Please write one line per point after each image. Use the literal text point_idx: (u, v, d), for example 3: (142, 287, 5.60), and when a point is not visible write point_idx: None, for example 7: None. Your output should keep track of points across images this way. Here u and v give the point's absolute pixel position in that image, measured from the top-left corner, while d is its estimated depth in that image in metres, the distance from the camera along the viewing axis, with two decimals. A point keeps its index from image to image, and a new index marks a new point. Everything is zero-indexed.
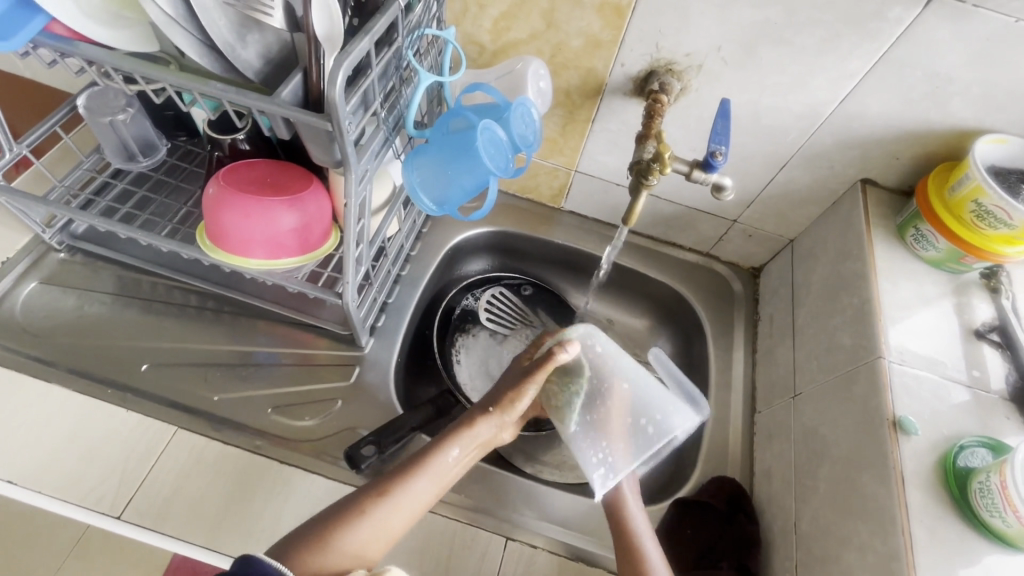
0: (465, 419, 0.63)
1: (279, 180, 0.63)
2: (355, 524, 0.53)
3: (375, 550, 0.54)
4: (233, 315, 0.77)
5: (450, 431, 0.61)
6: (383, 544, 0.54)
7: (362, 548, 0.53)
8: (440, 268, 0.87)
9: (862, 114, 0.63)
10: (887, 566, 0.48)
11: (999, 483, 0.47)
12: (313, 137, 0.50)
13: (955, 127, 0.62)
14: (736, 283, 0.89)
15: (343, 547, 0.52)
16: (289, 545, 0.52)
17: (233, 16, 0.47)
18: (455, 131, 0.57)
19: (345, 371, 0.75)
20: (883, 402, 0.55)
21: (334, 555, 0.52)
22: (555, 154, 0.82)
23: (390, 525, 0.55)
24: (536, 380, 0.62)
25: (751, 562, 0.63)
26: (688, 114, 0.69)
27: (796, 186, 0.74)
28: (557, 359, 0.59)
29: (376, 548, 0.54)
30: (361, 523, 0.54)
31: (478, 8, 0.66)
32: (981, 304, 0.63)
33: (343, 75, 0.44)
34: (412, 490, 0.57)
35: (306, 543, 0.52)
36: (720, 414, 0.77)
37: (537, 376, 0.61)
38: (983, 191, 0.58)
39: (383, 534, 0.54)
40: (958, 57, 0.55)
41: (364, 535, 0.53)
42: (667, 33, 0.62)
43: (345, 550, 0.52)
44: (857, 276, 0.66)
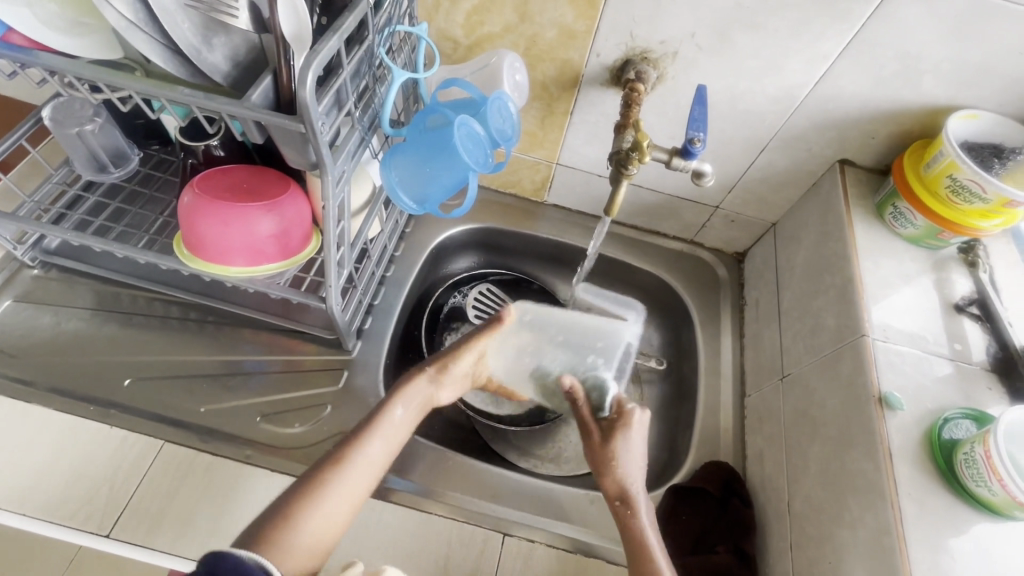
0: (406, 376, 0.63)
1: (255, 185, 0.62)
2: (317, 499, 0.52)
3: (339, 519, 0.53)
4: (216, 324, 0.76)
5: (394, 390, 0.62)
6: (347, 511, 0.53)
7: (327, 521, 0.52)
8: (425, 267, 0.87)
9: (837, 95, 0.64)
10: (879, 540, 0.49)
11: (983, 453, 0.48)
12: (287, 139, 0.49)
13: (928, 104, 0.62)
14: (721, 268, 0.90)
15: (310, 523, 0.50)
16: (252, 536, 0.49)
17: (198, 19, 0.46)
18: (432, 128, 0.57)
19: (333, 376, 0.74)
20: (868, 380, 0.56)
21: (299, 537, 0.50)
22: (535, 148, 0.82)
23: (350, 494, 0.54)
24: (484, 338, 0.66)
25: (747, 544, 0.63)
26: (666, 102, 0.69)
27: (776, 170, 0.75)
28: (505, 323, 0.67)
29: (340, 519, 0.53)
30: (321, 496, 0.52)
31: (450, 3, 0.65)
32: (960, 279, 0.64)
33: (312, 76, 0.43)
34: (366, 454, 0.56)
35: (267, 529, 0.49)
36: (710, 400, 0.78)
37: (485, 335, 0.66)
38: (956, 166, 0.58)
39: (345, 502, 0.53)
40: (927, 35, 0.56)
41: (330, 506, 0.52)
42: (641, 21, 0.62)
43: (307, 527, 0.50)
44: (838, 256, 0.66)
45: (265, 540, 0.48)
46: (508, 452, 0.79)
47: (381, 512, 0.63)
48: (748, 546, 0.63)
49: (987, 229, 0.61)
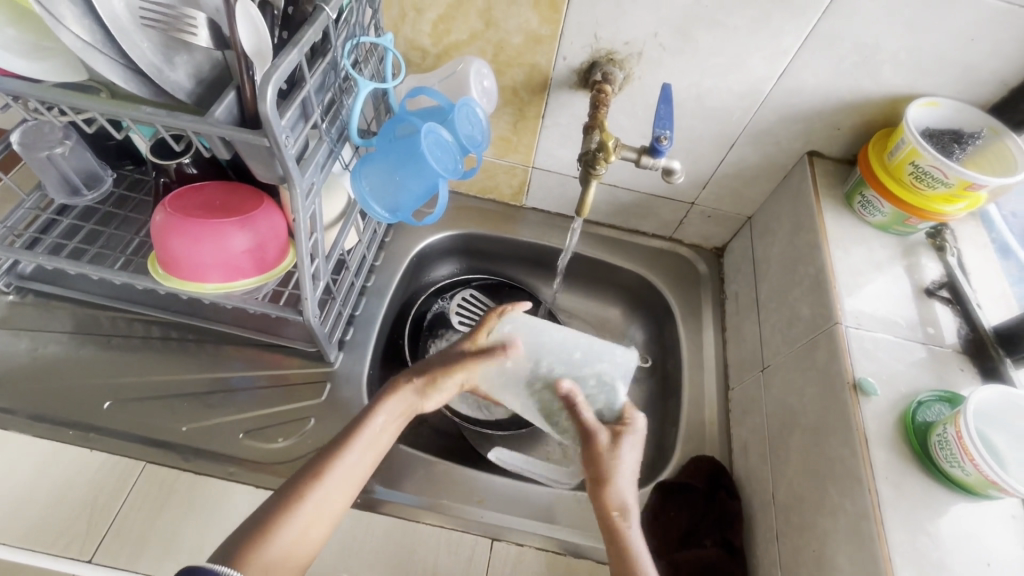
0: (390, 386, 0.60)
1: (228, 201, 0.62)
2: (296, 515, 0.51)
3: (316, 534, 0.52)
4: (198, 342, 0.76)
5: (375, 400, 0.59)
6: (326, 524, 0.53)
7: (304, 536, 0.51)
8: (406, 276, 0.87)
9: (801, 88, 0.65)
10: (859, 525, 0.49)
11: (954, 434, 0.48)
12: (254, 154, 0.49)
13: (888, 93, 0.63)
14: (700, 264, 0.91)
15: (285, 538, 0.50)
16: (228, 552, 0.48)
17: (158, 39, 0.47)
18: (400, 137, 0.57)
19: (317, 389, 0.74)
20: (843, 367, 0.57)
21: (276, 548, 0.49)
22: (510, 152, 0.82)
23: (327, 507, 0.53)
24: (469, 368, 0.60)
25: (735, 537, 0.64)
26: (635, 102, 0.70)
27: (747, 164, 0.76)
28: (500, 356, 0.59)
29: (319, 530, 0.52)
30: (301, 509, 0.51)
31: (415, 13, 0.66)
32: (930, 263, 0.65)
33: (272, 89, 0.43)
34: (345, 465, 0.55)
35: (241, 547, 0.48)
36: (695, 394, 0.78)
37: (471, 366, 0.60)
38: (918, 153, 0.59)
39: (322, 515, 0.53)
40: (882, 27, 0.57)
41: (307, 520, 0.51)
42: (604, 24, 0.63)
43: (285, 544, 0.50)
44: (811, 246, 0.67)
45: (241, 557, 0.48)
46: (497, 457, 0.79)
47: (368, 523, 0.63)
48: (737, 539, 0.63)
49: (953, 212, 0.62)
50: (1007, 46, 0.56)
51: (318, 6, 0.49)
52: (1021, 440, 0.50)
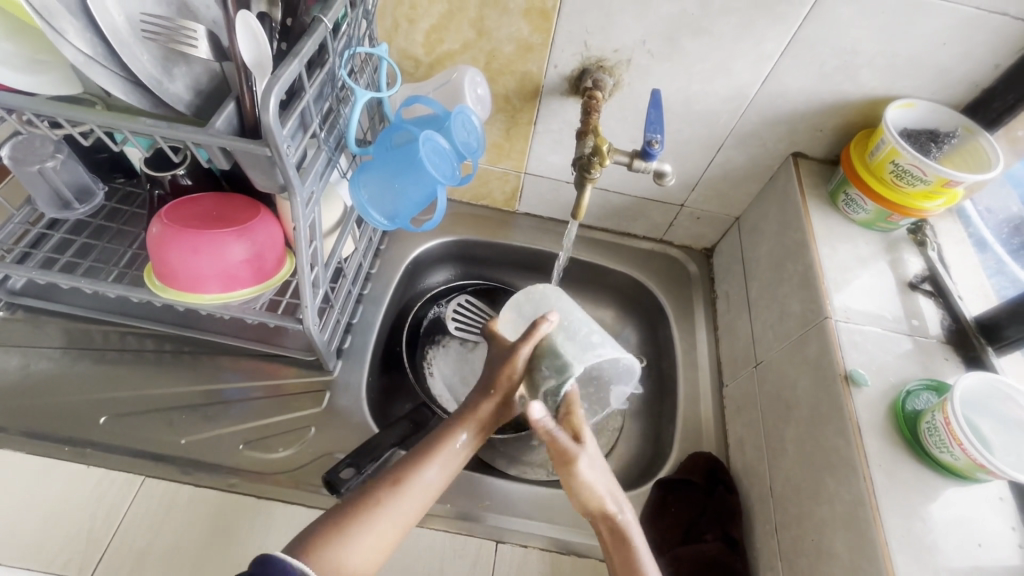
0: (469, 403, 0.60)
1: (225, 211, 0.62)
2: (373, 519, 0.50)
3: (390, 538, 0.51)
4: (194, 354, 0.75)
5: (455, 416, 0.59)
6: (399, 532, 0.52)
7: (378, 541, 0.50)
8: (401, 283, 0.87)
9: (784, 92, 0.67)
10: (855, 513, 0.50)
11: (943, 420, 0.50)
12: (254, 164, 0.50)
13: (867, 96, 0.66)
14: (691, 264, 0.93)
15: (360, 541, 0.49)
16: (301, 546, 0.48)
17: (157, 51, 0.47)
18: (398, 145, 0.58)
19: (316, 398, 0.74)
20: (834, 360, 0.58)
21: (349, 550, 0.48)
22: (503, 159, 0.84)
23: (403, 516, 0.52)
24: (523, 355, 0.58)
25: (735, 531, 0.65)
26: (625, 108, 0.72)
27: (734, 166, 0.78)
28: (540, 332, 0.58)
29: (391, 538, 0.51)
30: (380, 513, 0.51)
31: (408, 23, 0.67)
32: (912, 258, 0.68)
33: (274, 100, 0.44)
34: (425, 479, 0.54)
35: (318, 539, 0.48)
36: (690, 393, 0.80)
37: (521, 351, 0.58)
38: (898, 152, 0.61)
39: (394, 526, 0.51)
40: (860, 33, 0.59)
41: (383, 526, 0.50)
42: (594, 32, 0.64)
43: (361, 546, 0.49)
44: (798, 244, 0.69)
45: (312, 552, 0.47)
46: (498, 460, 0.79)
47: None
48: (737, 533, 0.64)
49: (933, 209, 0.64)
50: (976, 50, 0.59)
51: (317, 18, 0.49)
52: (1006, 426, 0.52)
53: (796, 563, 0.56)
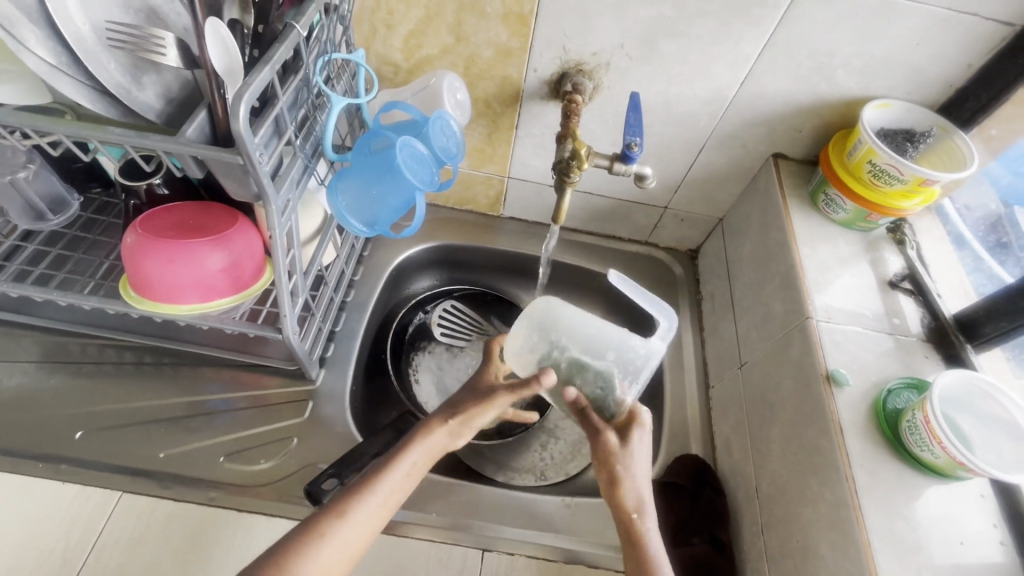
0: (423, 426, 0.57)
1: (202, 220, 0.61)
2: (313, 553, 0.47)
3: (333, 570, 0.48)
4: (173, 366, 0.74)
5: (407, 440, 0.55)
6: (343, 564, 0.49)
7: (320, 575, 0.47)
8: (385, 290, 0.86)
9: (762, 94, 0.67)
10: (838, 513, 0.50)
11: (923, 419, 0.50)
12: (227, 173, 0.49)
13: (844, 96, 0.66)
14: (676, 266, 0.93)
15: None
16: None
17: (126, 60, 0.47)
18: (376, 151, 0.57)
19: (298, 408, 0.73)
20: (815, 360, 0.58)
21: None
22: (485, 163, 0.83)
23: (347, 546, 0.49)
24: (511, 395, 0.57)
25: (722, 533, 0.65)
26: (605, 111, 0.72)
27: (716, 168, 0.78)
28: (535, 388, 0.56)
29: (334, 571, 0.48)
30: (321, 546, 0.48)
31: (386, 28, 0.67)
32: (892, 256, 0.68)
33: (245, 107, 0.43)
34: (370, 507, 0.51)
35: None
36: (676, 395, 0.79)
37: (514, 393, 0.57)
38: (875, 152, 0.62)
39: (341, 555, 0.49)
40: (835, 35, 0.60)
41: (325, 560, 0.48)
42: (572, 36, 0.64)
43: None
44: (780, 245, 0.69)
45: None
46: (485, 467, 0.79)
47: None
48: (724, 535, 0.64)
49: (911, 208, 0.64)
50: (949, 50, 0.60)
51: (289, 24, 0.49)
52: (986, 423, 0.52)
53: (782, 565, 0.56)
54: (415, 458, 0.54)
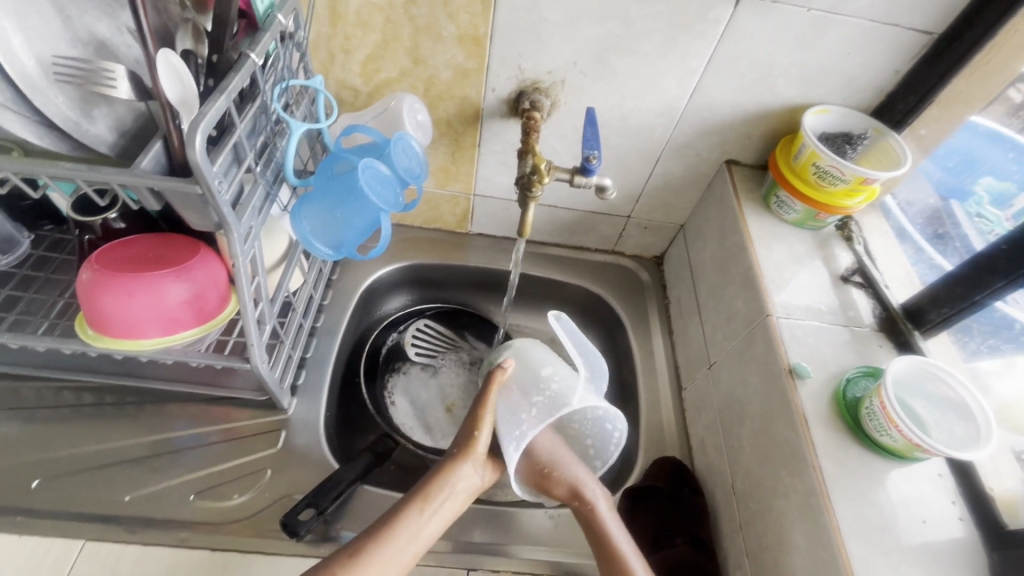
0: (439, 468, 0.58)
1: (162, 252, 0.60)
2: None
3: None
4: (137, 404, 0.71)
5: (423, 485, 0.56)
6: None
7: None
8: (356, 312, 0.86)
9: (711, 104, 0.70)
10: (809, 502, 0.52)
11: (879, 404, 0.52)
12: (186, 203, 0.49)
13: (786, 104, 0.70)
14: (643, 273, 0.95)
15: None
16: None
17: (74, 93, 0.46)
18: (339, 174, 0.58)
19: (270, 438, 0.71)
20: (778, 355, 0.61)
21: None
22: (451, 182, 0.84)
23: None
24: (490, 405, 0.60)
25: (703, 533, 0.66)
26: (564, 127, 0.74)
27: (673, 177, 0.81)
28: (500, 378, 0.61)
29: None
30: None
31: (344, 54, 0.67)
32: (842, 252, 0.72)
33: (201, 137, 0.43)
34: (394, 547, 0.52)
35: None
36: (651, 399, 0.81)
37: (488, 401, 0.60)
38: (818, 155, 0.65)
39: None
40: (773, 47, 0.64)
41: None
42: (527, 56, 0.66)
43: None
44: (737, 246, 0.72)
45: None
46: None
47: None
48: (704, 534, 0.65)
49: (855, 206, 0.68)
50: (877, 59, 0.64)
51: (244, 53, 0.49)
52: (938, 405, 0.55)
53: (760, 558, 0.57)
54: (433, 502, 0.55)
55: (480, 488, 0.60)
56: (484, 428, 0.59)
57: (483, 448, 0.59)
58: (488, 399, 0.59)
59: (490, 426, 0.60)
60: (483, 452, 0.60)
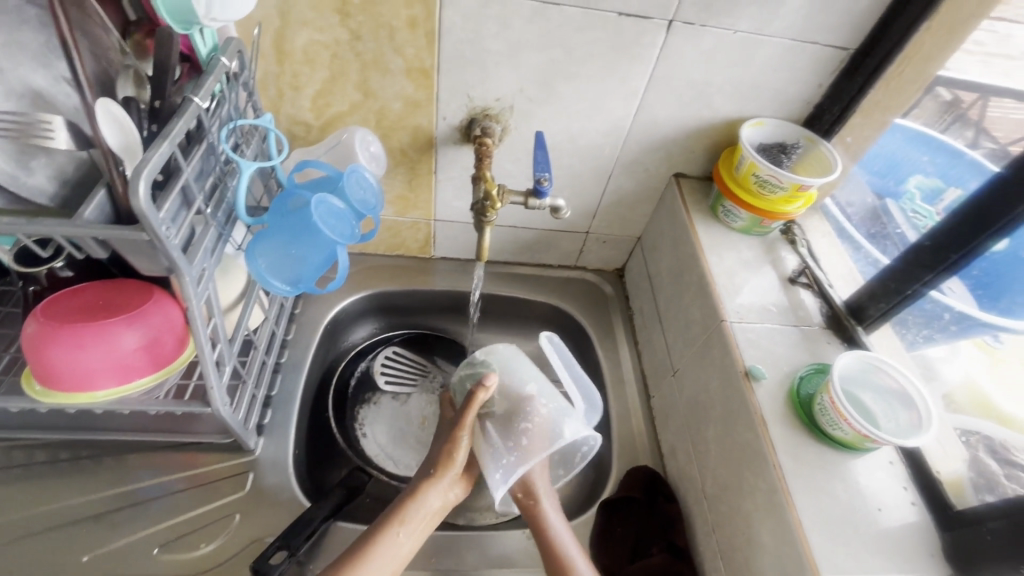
0: (411, 489, 0.59)
1: (113, 299, 0.59)
2: None
3: None
4: (93, 458, 0.69)
5: (397, 507, 0.57)
6: None
7: None
8: (322, 345, 0.85)
9: (655, 121, 0.74)
10: (773, 500, 0.54)
11: (829, 400, 0.55)
12: (133, 249, 0.48)
13: (725, 119, 0.74)
14: (606, 285, 0.97)
15: None
16: None
17: (8, 146, 0.45)
18: (293, 211, 0.58)
19: (238, 482, 0.69)
20: (734, 359, 0.63)
21: None
22: (410, 209, 0.85)
23: None
24: (467, 426, 0.60)
25: (679, 539, 0.67)
26: (516, 151, 0.76)
27: (626, 192, 0.84)
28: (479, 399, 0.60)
29: None
30: None
31: (293, 90, 0.68)
32: (788, 255, 0.75)
33: (145, 183, 0.43)
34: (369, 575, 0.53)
35: None
36: (621, 409, 0.82)
37: (465, 422, 0.60)
38: (756, 166, 0.68)
39: None
40: (706, 67, 0.67)
41: None
42: (474, 85, 0.68)
43: None
44: (690, 255, 0.75)
45: None
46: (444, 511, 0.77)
47: None
48: (680, 540, 0.66)
49: (795, 211, 0.71)
50: (803, 73, 0.69)
51: (187, 97, 0.49)
52: (884, 396, 0.58)
53: (733, 559, 0.58)
54: (406, 524, 0.57)
55: (450, 504, 0.62)
56: (460, 449, 0.61)
57: (457, 467, 0.61)
58: (466, 420, 0.60)
59: (465, 447, 0.61)
60: (457, 471, 0.61)
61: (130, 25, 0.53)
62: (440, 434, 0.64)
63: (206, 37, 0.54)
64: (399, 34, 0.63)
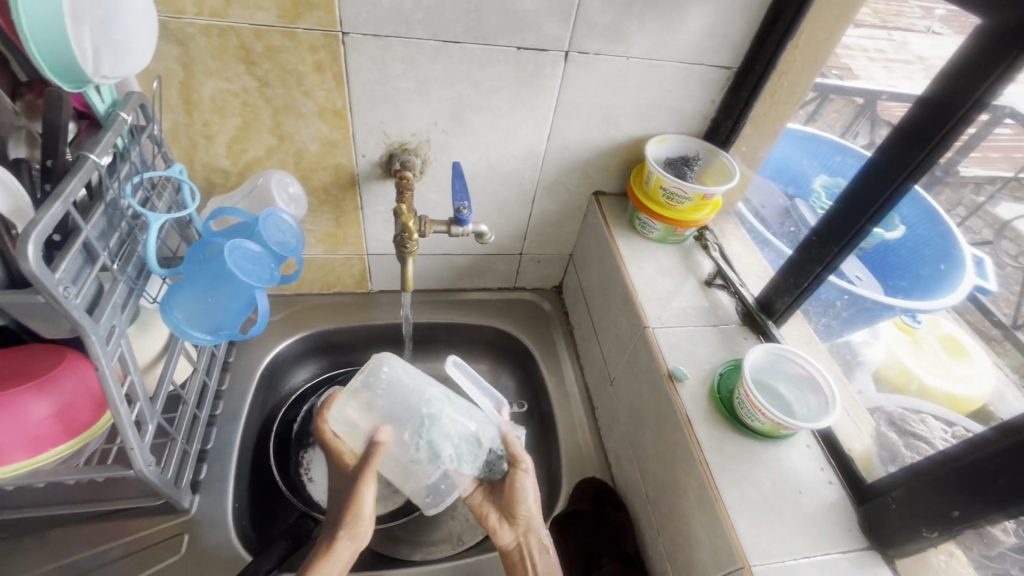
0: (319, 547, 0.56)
1: (19, 367, 0.56)
2: None
3: None
4: (10, 540, 0.64)
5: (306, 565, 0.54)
6: None
7: None
8: (259, 392, 0.83)
9: (568, 144, 0.77)
10: (702, 496, 0.56)
11: (744, 393, 0.58)
12: (30, 313, 0.46)
13: (632, 138, 0.78)
14: (545, 303, 1.00)
15: None
16: None
17: None
18: (208, 257, 0.57)
19: (174, 544, 0.66)
20: (658, 363, 0.66)
21: None
22: (341, 246, 0.85)
23: None
24: (370, 478, 0.58)
25: (628, 546, 0.68)
26: (439, 181, 0.78)
27: (551, 213, 0.87)
28: (379, 449, 0.58)
29: None
30: None
31: (205, 140, 0.68)
32: (704, 259, 0.80)
33: (35, 246, 0.41)
34: None
35: None
36: (567, 423, 0.84)
37: (369, 475, 0.58)
38: (662, 179, 0.73)
39: None
40: (607, 91, 0.72)
41: None
42: (389, 122, 0.70)
43: None
44: (614, 268, 0.78)
45: None
46: (399, 549, 0.76)
47: None
48: (630, 547, 0.68)
49: (703, 218, 0.76)
50: (695, 92, 0.74)
51: (82, 155, 0.48)
52: (797, 384, 0.61)
53: (676, 559, 0.60)
54: None
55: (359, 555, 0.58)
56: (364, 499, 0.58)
57: (364, 518, 0.58)
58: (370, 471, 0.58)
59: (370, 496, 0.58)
60: (365, 522, 0.58)
61: (19, 87, 0.51)
62: (337, 487, 0.60)
63: (103, 93, 0.53)
64: (306, 78, 0.64)
